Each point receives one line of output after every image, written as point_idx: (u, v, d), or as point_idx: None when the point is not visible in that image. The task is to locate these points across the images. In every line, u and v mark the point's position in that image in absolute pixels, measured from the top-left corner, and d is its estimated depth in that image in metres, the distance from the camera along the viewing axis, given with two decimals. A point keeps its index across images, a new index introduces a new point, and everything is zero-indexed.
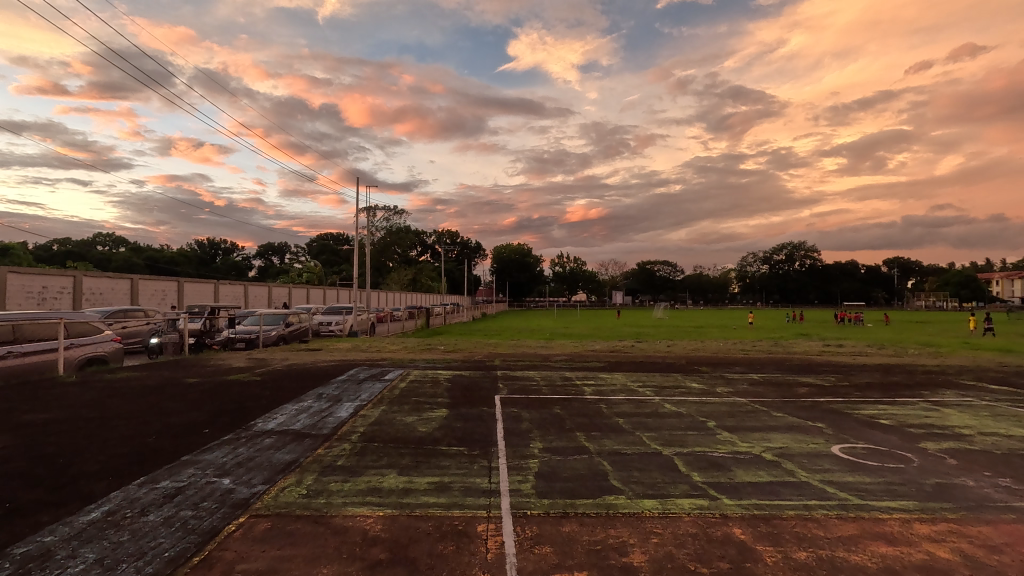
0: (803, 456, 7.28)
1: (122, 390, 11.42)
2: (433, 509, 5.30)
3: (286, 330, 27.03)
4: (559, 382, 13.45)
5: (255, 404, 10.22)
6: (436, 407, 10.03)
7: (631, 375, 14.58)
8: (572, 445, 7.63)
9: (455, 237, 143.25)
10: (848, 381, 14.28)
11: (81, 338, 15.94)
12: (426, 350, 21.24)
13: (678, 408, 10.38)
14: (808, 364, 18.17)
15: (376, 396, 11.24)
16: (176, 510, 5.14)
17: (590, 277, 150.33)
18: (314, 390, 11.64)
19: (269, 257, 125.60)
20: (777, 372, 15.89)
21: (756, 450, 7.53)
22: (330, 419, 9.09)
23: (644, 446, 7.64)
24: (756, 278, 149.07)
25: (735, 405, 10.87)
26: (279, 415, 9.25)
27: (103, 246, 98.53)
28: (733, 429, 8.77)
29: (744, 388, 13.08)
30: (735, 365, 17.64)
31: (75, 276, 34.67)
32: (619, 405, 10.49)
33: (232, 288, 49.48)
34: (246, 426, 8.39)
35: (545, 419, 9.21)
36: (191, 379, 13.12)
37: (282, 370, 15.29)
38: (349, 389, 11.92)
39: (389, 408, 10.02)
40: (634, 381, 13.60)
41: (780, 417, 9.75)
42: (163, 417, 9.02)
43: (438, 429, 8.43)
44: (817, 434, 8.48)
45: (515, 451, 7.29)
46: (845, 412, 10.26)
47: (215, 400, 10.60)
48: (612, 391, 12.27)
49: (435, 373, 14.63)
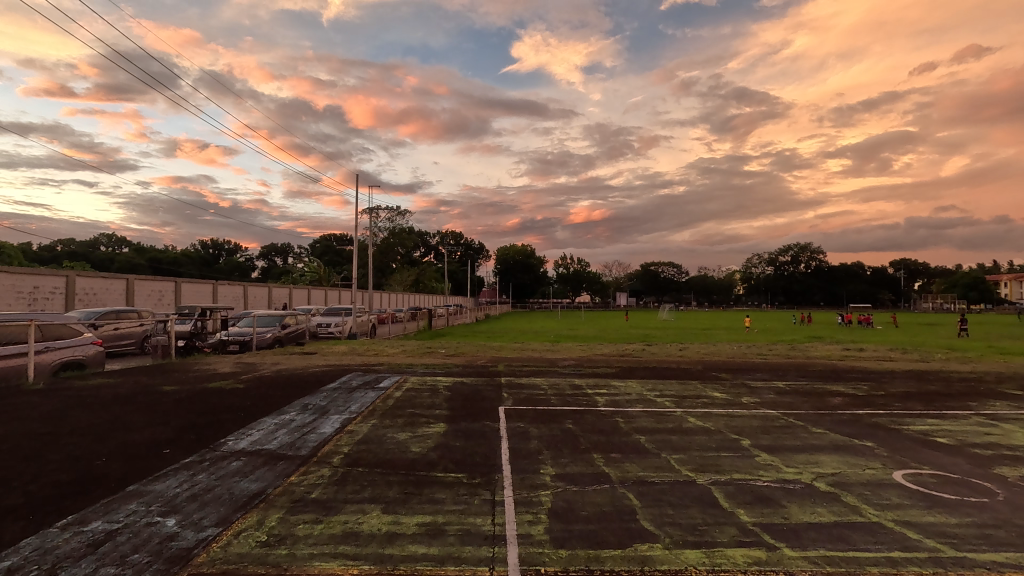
0: (864, 487, 6.15)
1: (88, 400, 10.35)
2: (422, 565, 4.19)
3: (282, 332, 26.04)
4: (568, 391, 12.28)
5: (230, 418, 9.13)
6: (432, 421, 8.94)
7: (646, 383, 13.45)
8: (589, 470, 6.52)
9: (458, 237, 142.36)
10: (884, 391, 13.04)
11: (55, 342, 14.91)
12: (426, 354, 20.13)
13: (705, 424, 9.24)
14: (834, 371, 16.93)
15: (367, 407, 10.18)
16: (95, 567, 4.06)
17: (594, 278, 149.09)
18: (299, 401, 10.58)
19: (272, 258, 125.07)
20: (804, 380, 14.69)
21: (806, 478, 6.39)
22: (311, 437, 8.01)
23: (673, 472, 6.54)
24: (762, 280, 147.64)
25: (767, 418, 9.72)
26: (254, 431, 8.19)
27: (105, 246, 98.07)
28: (773, 450, 7.64)
29: (773, 399, 11.90)
30: (757, 372, 16.41)
31: (68, 276, 33.90)
32: (638, 420, 9.34)
33: (232, 288, 48.68)
34: (213, 447, 7.32)
35: (555, 436, 8.11)
36: (168, 386, 12.06)
37: (270, 376, 14.21)
38: (338, 399, 10.85)
39: (380, 422, 8.95)
40: (651, 391, 12.43)
41: (821, 434, 8.61)
42: (123, 434, 7.95)
43: (434, 450, 7.34)
44: (871, 456, 7.34)
45: (523, 479, 6.20)
46: (893, 429, 9.09)
47: (188, 412, 9.53)
48: (628, 401, 11.15)
49: (434, 380, 13.52)
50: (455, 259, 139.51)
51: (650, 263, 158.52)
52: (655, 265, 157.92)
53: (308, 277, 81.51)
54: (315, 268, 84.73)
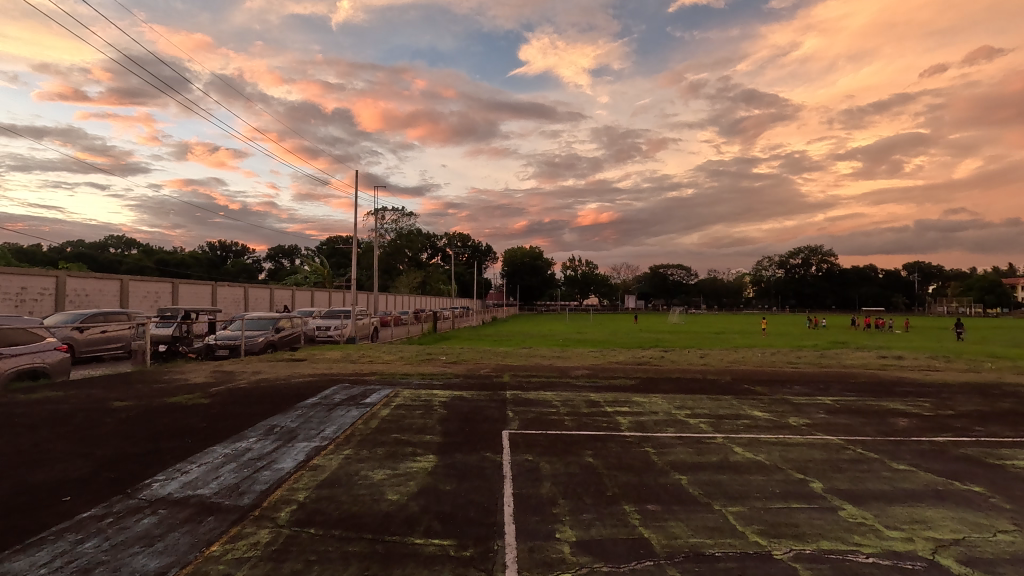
0: (1012, 567, 4.35)
1: (17, 421, 8.75)
2: None
3: (275, 335, 24.55)
4: (585, 409, 10.53)
5: (174, 446, 7.47)
6: (420, 454, 7.21)
7: (673, 400, 11.68)
8: (622, 536, 4.78)
9: (465, 239, 140.96)
10: (952, 410, 11.15)
11: (13, 348, 13.42)
12: (424, 361, 18.43)
13: (757, 456, 7.47)
14: (880, 383, 15.03)
15: (344, 431, 8.51)
16: None
17: (602, 280, 146.83)
18: (265, 422, 8.90)
19: (279, 261, 124.25)
20: (852, 395, 12.80)
21: (923, 551, 4.62)
22: (263, 475, 6.32)
23: (738, 539, 4.79)
24: (772, 283, 145.07)
25: (831, 449, 7.92)
26: (195, 466, 6.53)
27: (112, 249, 97.58)
28: (855, 499, 5.87)
29: (826, 420, 10.07)
30: (794, 385, 14.52)
31: (59, 276, 32.58)
32: (674, 452, 7.59)
33: (232, 290, 47.40)
34: (129, 493, 5.65)
35: (573, 478, 6.37)
36: (122, 401, 10.46)
37: (244, 388, 12.52)
38: (312, 420, 9.18)
39: (355, 453, 7.25)
40: (681, 410, 10.65)
41: (908, 473, 6.80)
42: (29, 471, 6.31)
43: (416, 499, 5.62)
44: (991, 511, 5.55)
45: (531, 551, 4.48)
46: (996, 465, 7.24)
47: (127, 437, 7.88)
48: (657, 424, 9.40)
49: (429, 394, 11.82)
50: (462, 261, 138.08)
51: (659, 265, 156.30)
52: (664, 267, 155.64)
53: (312, 279, 80.45)
54: (320, 270, 83.83)
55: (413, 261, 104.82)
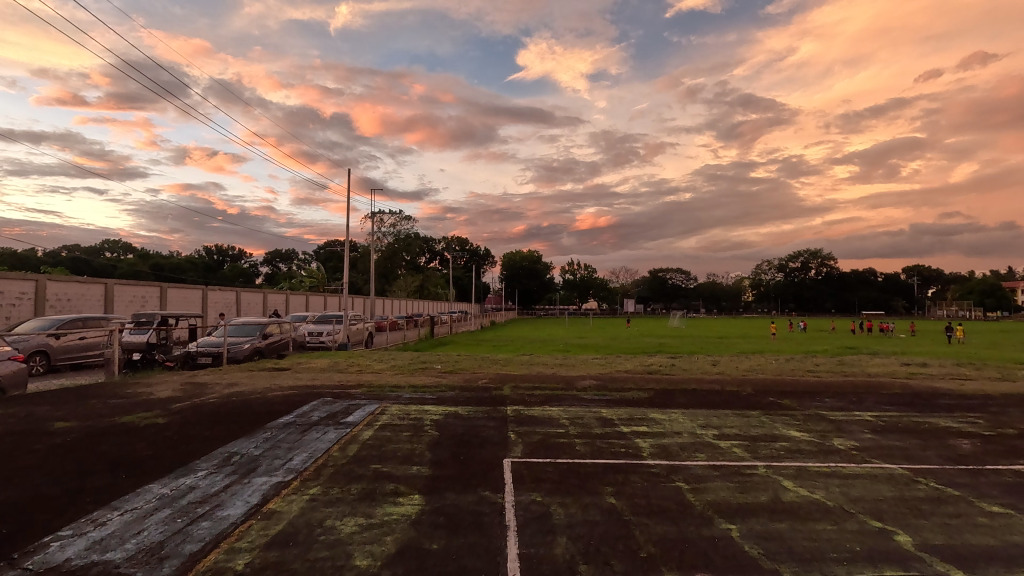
0: None
1: None
2: None
3: (262, 342, 23.25)
4: (598, 430, 9.18)
5: (102, 483, 6.08)
6: (402, 497, 5.84)
7: (695, 417, 10.38)
8: None
9: (463, 242, 139.78)
10: (1011, 428, 9.85)
11: None
12: (417, 371, 17.02)
13: (814, 495, 6.13)
14: (915, 395, 13.69)
15: (315, 460, 7.18)
16: None
17: (601, 284, 145.39)
18: (222, 449, 7.52)
19: (276, 265, 122.92)
20: (893, 410, 11.46)
21: None
22: (202, 528, 4.97)
23: None
24: (772, 287, 144.19)
25: (899, 483, 6.58)
26: (118, 516, 5.17)
27: (106, 253, 95.98)
28: (962, 561, 4.52)
29: (877, 443, 8.71)
30: (823, 397, 13.20)
31: (39, 280, 31.07)
32: (713, 489, 6.27)
33: (224, 294, 46.02)
34: (13, 560, 4.29)
35: (594, 530, 5.04)
36: (65, 421, 9.06)
37: (213, 403, 11.12)
38: (280, 446, 7.82)
39: (324, 494, 5.88)
40: (706, 430, 9.36)
41: (1011, 521, 5.44)
42: None
43: (392, 566, 4.28)
44: None
45: None
46: None
47: (47, 471, 6.47)
48: (683, 449, 8.10)
49: (420, 411, 10.47)
50: (460, 265, 136.92)
51: (658, 269, 155.26)
52: (663, 271, 154.50)
53: (307, 284, 79.11)
54: (316, 275, 82.57)
55: (410, 265, 103.45)
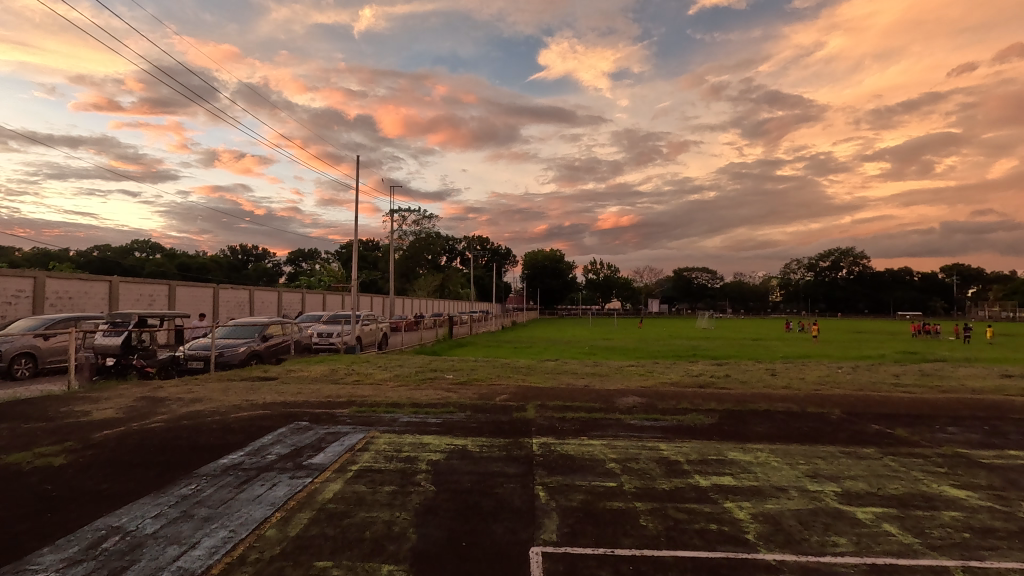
0: None
1: None
2: None
3: (261, 345, 20.92)
4: (664, 485, 6.34)
5: None
6: None
7: (794, 462, 7.41)
8: None
9: (484, 242, 137.45)
10: None
11: None
12: (424, 382, 14.32)
13: None
14: None
15: (229, 548, 4.53)
16: None
17: (624, 284, 141.45)
18: (101, 525, 4.91)
19: (299, 265, 122.25)
20: None
21: None
22: None
23: None
24: (802, 287, 138.58)
25: None
26: None
27: (135, 253, 96.56)
28: None
29: None
30: (945, 425, 10.05)
31: (37, 277, 29.26)
32: None
33: (236, 292, 44.31)
34: None
35: None
36: None
37: (154, 430, 8.59)
38: (192, 515, 5.18)
39: None
40: (821, 486, 6.45)
41: None
42: None
43: None
44: None
45: None
46: None
47: None
48: (809, 529, 5.17)
49: (415, 447, 7.74)
50: (481, 265, 134.88)
51: (683, 268, 150.78)
52: (689, 270, 149.99)
53: (326, 283, 77.92)
54: (336, 274, 81.09)
55: (429, 263, 101.40)
